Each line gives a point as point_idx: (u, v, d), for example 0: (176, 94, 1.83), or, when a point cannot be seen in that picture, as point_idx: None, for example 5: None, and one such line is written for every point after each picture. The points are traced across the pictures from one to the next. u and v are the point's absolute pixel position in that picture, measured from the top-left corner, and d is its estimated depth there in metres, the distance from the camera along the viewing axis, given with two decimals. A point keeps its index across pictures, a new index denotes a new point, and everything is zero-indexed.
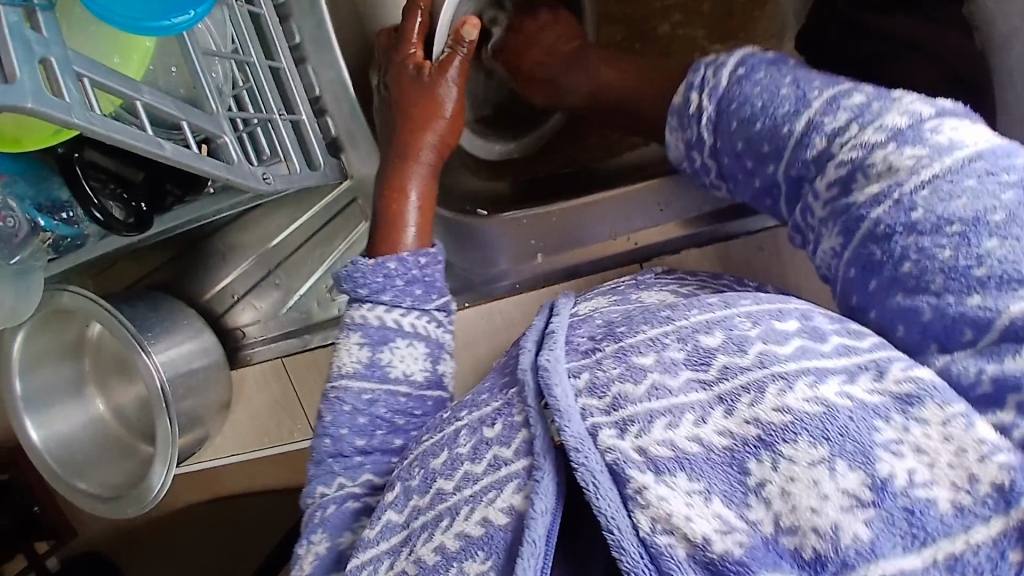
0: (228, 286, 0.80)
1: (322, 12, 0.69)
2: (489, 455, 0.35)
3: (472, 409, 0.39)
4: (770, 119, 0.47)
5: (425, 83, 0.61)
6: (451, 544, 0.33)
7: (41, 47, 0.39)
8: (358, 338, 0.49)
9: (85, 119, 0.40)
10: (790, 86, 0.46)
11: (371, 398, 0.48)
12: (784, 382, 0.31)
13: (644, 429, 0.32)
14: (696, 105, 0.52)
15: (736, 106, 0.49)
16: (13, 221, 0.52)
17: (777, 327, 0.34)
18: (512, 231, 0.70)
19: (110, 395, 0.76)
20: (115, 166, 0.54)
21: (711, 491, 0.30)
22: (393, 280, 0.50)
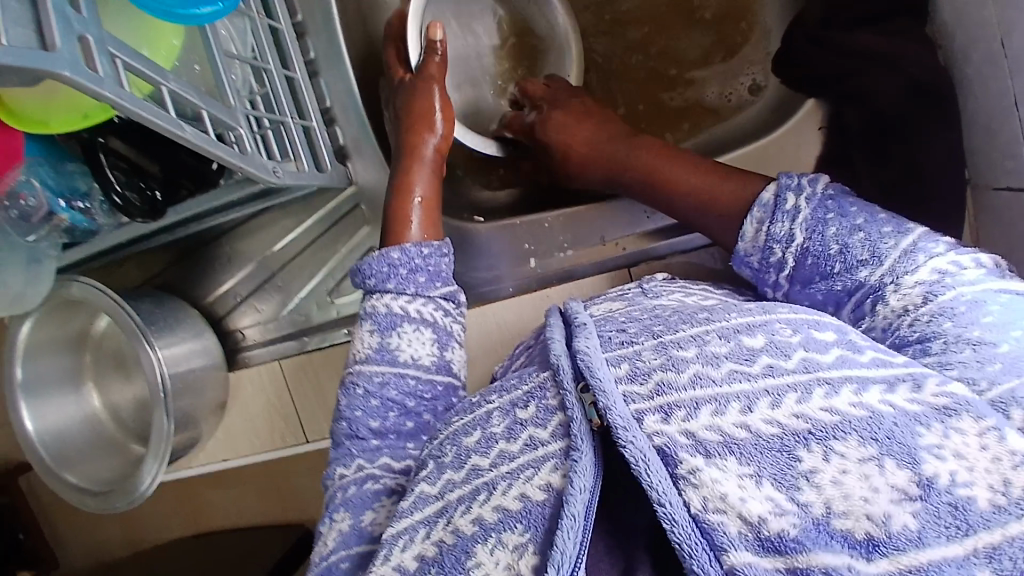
0: (230, 290, 0.79)
1: (336, 29, 0.70)
2: (524, 435, 0.37)
3: (501, 392, 0.41)
4: (849, 257, 0.47)
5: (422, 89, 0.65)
6: (488, 516, 0.34)
7: (80, 25, 0.39)
8: (371, 326, 0.51)
9: (114, 93, 0.40)
10: (866, 228, 0.47)
11: (382, 380, 0.50)
12: (829, 387, 0.33)
13: (690, 415, 0.33)
14: (790, 203, 0.51)
15: (812, 238, 0.49)
16: (34, 200, 0.54)
17: (817, 337, 0.36)
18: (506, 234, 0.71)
19: (105, 392, 0.75)
20: (136, 157, 0.55)
21: (761, 474, 0.31)
22: (397, 270, 0.52)
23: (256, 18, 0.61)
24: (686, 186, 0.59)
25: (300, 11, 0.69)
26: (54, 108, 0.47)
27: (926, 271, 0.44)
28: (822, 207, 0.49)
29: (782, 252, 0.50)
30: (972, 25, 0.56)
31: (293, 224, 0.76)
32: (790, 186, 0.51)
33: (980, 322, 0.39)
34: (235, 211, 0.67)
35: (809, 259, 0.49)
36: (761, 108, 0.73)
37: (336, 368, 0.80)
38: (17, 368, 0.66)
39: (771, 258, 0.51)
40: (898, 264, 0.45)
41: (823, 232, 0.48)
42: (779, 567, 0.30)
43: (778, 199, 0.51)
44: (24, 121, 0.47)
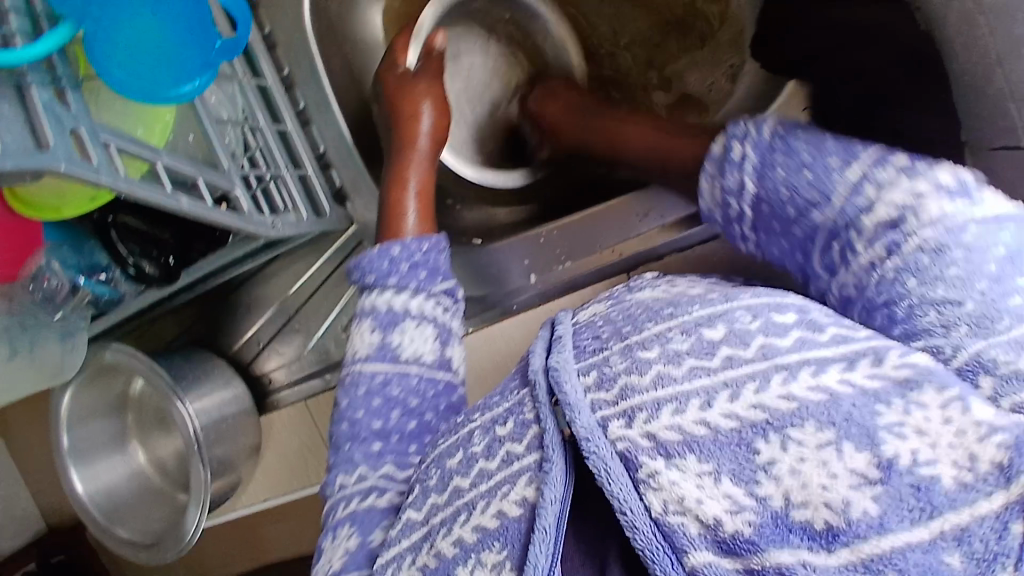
0: (253, 336, 0.83)
1: (321, 77, 0.72)
2: (501, 452, 0.39)
3: (484, 410, 0.43)
4: (800, 197, 0.48)
5: (424, 82, 0.68)
6: (468, 537, 0.37)
7: (71, 119, 0.43)
8: (370, 324, 0.53)
9: (113, 178, 0.44)
10: (811, 170, 0.48)
11: (384, 379, 0.52)
12: (786, 373, 0.34)
13: (652, 416, 0.35)
14: (739, 153, 0.52)
15: (764, 185, 0.50)
16: (56, 280, 0.59)
17: (777, 319, 0.36)
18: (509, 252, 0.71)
19: (148, 446, 0.80)
20: (145, 227, 0.59)
21: (720, 471, 0.32)
22: (398, 264, 0.55)
23: (244, 79, 0.65)
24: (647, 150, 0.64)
25: (285, 64, 0.71)
26: (68, 195, 0.51)
27: (885, 213, 0.44)
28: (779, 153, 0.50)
29: (738, 204, 0.53)
30: None
31: (304, 266, 0.79)
32: (736, 136, 0.53)
33: (945, 278, 0.39)
34: (247, 264, 0.70)
35: (770, 205, 0.50)
36: (745, 100, 0.73)
37: None
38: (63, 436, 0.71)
39: (731, 212, 0.54)
40: (847, 201, 0.46)
41: (772, 177, 0.50)
42: (738, 568, 0.31)
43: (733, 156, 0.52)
44: (38, 207, 0.52)
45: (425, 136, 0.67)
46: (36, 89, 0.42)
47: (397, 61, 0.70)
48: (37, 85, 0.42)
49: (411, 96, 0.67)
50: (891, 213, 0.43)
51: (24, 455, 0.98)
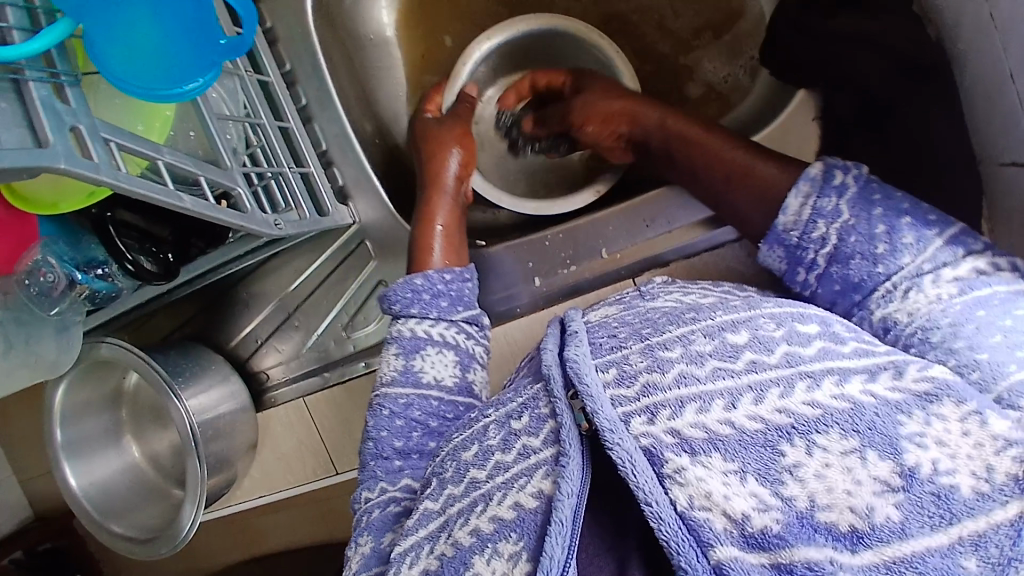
0: (251, 334, 0.82)
1: (324, 74, 0.72)
2: (518, 445, 0.39)
3: (500, 405, 0.44)
4: (892, 239, 0.49)
5: (447, 128, 0.70)
6: (485, 527, 0.36)
7: (71, 117, 0.42)
8: (395, 350, 0.58)
9: (113, 176, 0.43)
10: (907, 215, 0.49)
11: (406, 402, 0.55)
12: (810, 380, 0.34)
13: (675, 413, 0.36)
14: (841, 180, 0.52)
15: (859, 216, 0.50)
16: (52, 275, 0.58)
17: (799, 329, 0.38)
18: (517, 252, 0.71)
19: (142, 443, 0.79)
20: (145, 224, 0.58)
21: (746, 471, 0.33)
22: (420, 294, 0.59)
23: (244, 74, 0.64)
24: (721, 164, 0.60)
25: (288, 60, 0.71)
26: (67, 190, 0.51)
27: (966, 268, 0.46)
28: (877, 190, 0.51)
29: (825, 228, 0.51)
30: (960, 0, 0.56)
31: (304, 263, 0.78)
32: (837, 164, 0.53)
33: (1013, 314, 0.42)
34: (246, 260, 0.70)
35: (854, 242, 0.50)
36: (752, 105, 0.73)
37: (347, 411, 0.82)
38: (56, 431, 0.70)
39: (813, 233, 0.52)
40: (938, 253, 0.47)
41: (869, 211, 0.50)
42: (765, 563, 0.31)
43: (837, 179, 0.52)
44: (35, 203, 0.51)
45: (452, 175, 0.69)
46: (31, 85, 0.41)
47: (427, 110, 0.73)
48: (34, 80, 0.41)
49: (439, 138, 0.69)
50: (972, 267, 0.46)
51: (15, 445, 0.97)
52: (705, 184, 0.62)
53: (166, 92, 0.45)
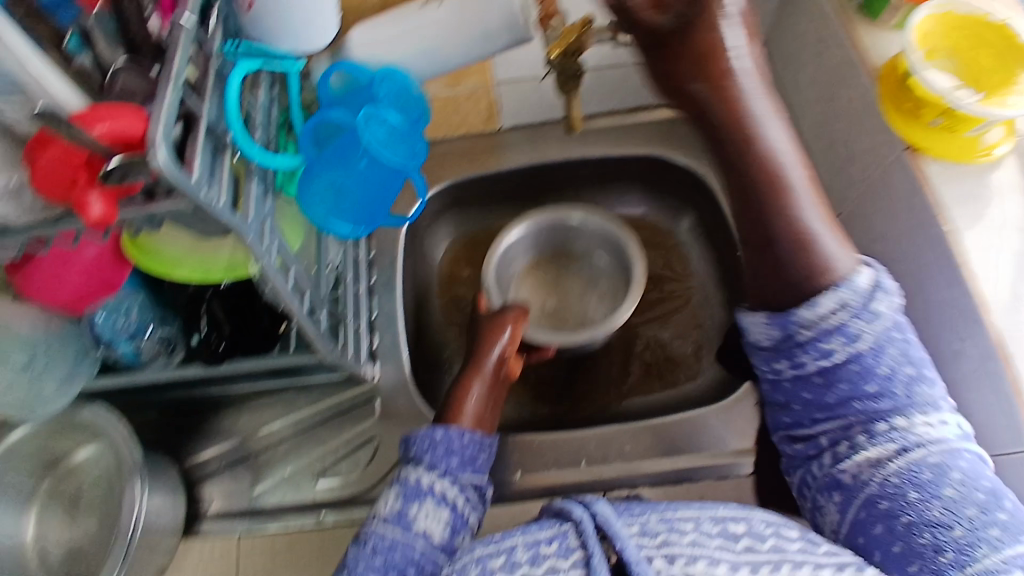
0: (206, 459, 0.83)
1: (398, 269, 0.89)
2: (547, 564, 0.45)
3: (527, 531, 0.49)
4: (885, 381, 0.57)
5: (500, 319, 0.80)
6: None
7: (264, 213, 0.55)
8: (397, 491, 0.62)
9: (269, 263, 0.55)
10: (904, 364, 0.57)
11: (391, 542, 0.58)
12: (791, 563, 0.44)
13: (690, 562, 0.43)
14: (876, 311, 0.57)
15: (872, 350, 0.57)
16: (123, 322, 0.69)
17: (784, 530, 0.47)
18: (525, 449, 0.80)
19: (41, 528, 0.78)
20: (222, 316, 0.73)
21: None
22: (434, 445, 0.64)
23: (346, 246, 0.81)
24: (790, 214, 0.57)
25: (375, 250, 0.90)
26: (187, 261, 0.62)
27: (934, 430, 0.56)
28: (897, 318, 0.58)
29: (838, 346, 0.57)
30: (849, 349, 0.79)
31: (305, 403, 0.85)
32: (884, 288, 0.57)
33: (943, 497, 0.54)
34: (259, 382, 0.79)
35: (842, 361, 0.57)
36: None
37: (292, 562, 0.77)
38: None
39: (824, 346, 0.57)
40: (911, 388, 0.57)
41: (881, 350, 0.57)
42: None
43: (869, 297, 0.57)
44: (156, 261, 0.62)
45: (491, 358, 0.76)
46: (254, 182, 0.54)
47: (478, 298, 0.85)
48: (255, 181, 0.55)
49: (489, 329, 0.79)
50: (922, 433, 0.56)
51: None
52: (774, 228, 0.58)
53: (328, 221, 0.60)
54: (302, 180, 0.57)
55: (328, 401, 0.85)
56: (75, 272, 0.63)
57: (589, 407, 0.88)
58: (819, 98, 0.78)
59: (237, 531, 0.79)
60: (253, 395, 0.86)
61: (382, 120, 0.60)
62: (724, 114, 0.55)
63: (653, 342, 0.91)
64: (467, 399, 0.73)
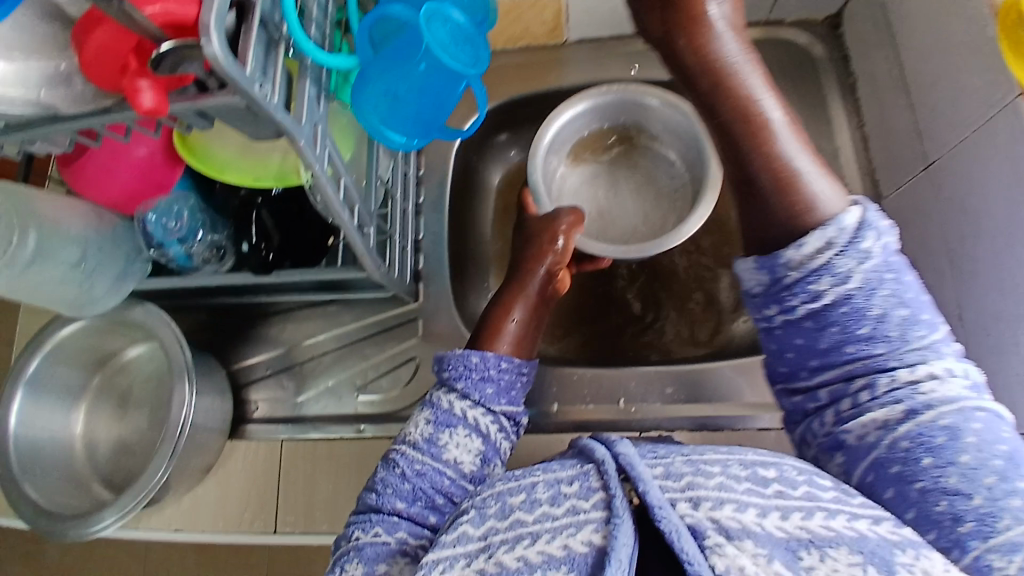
0: (253, 364, 0.86)
1: (446, 188, 0.87)
2: (568, 503, 0.43)
3: (549, 470, 0.48)
4: (880, 325, 0.50)
5: (545, 237, 0.77)
6: (554, 551, 0.41)
7: (317, 118, 0.53)
8: (428, 416, 0.62)
9: (320, 169, 0.53)
10: (903, 308, 0.50)
11: (420, 469, 0.58)
12: (826, 513, 0.40)
13: (715, 505, 0.40)
14: (867, 246, 0.50)
15: (863, 289, 0.50)
16: (177, 225, 0.69)
17: (819, 479, 0.43)
18: (563, 381, 0.80)
19: (90, 423, 0.84)
20: (269, 225, 0.71)
21: (773, 556, 0.38)
22: (470, 372, 0.64)
23: (398, 161, 0.79)
24: (772, 155, 0.52)
25: (425, 167, 0.87)
26: (237, 163, 0.61)
27: (949, 385, 0.49)
28: (891, 253, 0.51)
29: (828, 285, 0.50)
30: None
31: (348, 318, 0.86)
32: (872, 223, 0.50)
33: (959, 461, 0.47)
34: (304, 295, 0.79)
35: (832, 302, 0.50)
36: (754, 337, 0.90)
37: (334, 469, 0.80)
38: (39, 360, 0.78)
39: (813, 287, 0.51)
40: (909, 336, 0.50)
41: (875, 288, 0.50)
42: None
43: (856, 233, 0.50)
44: (208, 163, 0.61)
45: (537, 279, 0.75)
46: (309, 83, 0.52)
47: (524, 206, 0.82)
48: (310, 82, 0.52)
49: (536, 249, 0.76)
50: (932, 384, 0.49)
51: None
52: (750, 169, 0.53)
53: (381, 131, 0.57)
54: (356, 84, 0.55)
55: (373, 318, 0.85)
56: (127, 170, 0.64)
57: (632, 345, 0.86)
58: (918, 31, 0.71)
59: (281, 435, 0.82)
60: (299, 305, 0.87)
61: (446, 16, 0.55)
62: (700, 67, 0.52)
63: (699, 289, 0.88)
64: (508, 322, 0.72)
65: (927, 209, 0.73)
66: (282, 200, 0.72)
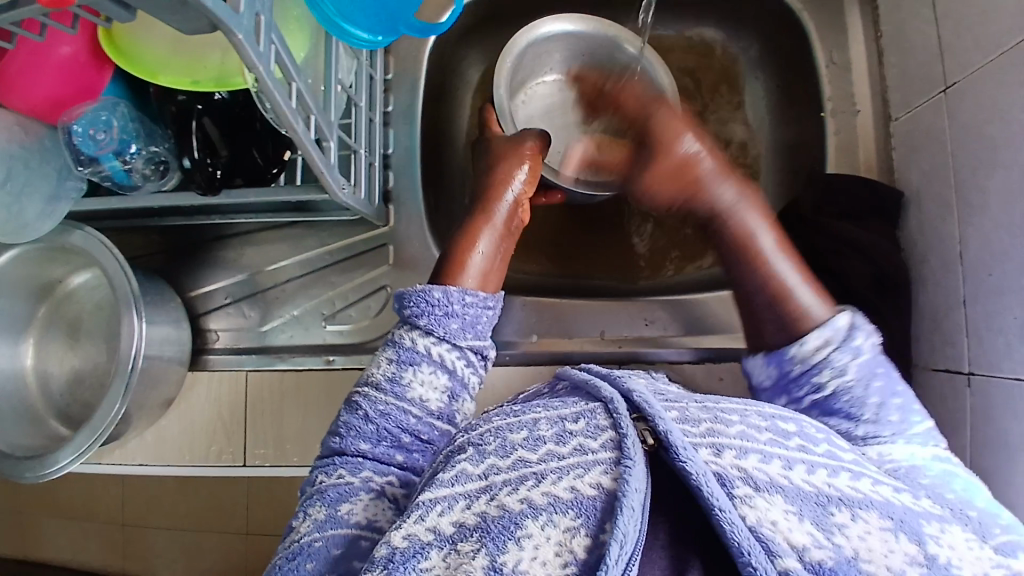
0: (215, 292, 0.80)
1: (417, 96, 0.79)
2: (575, 441, 0.40)
3: (549, 407, 0.44)
4: (880, 412, 0.52)
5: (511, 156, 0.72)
6: (562, 493, 0.37)
7: (260, 6, 0.44)
8: (391, 355, 0.57)
9: (265, 71, 0.45)
10: (900, 407, 0.52)
11: (385, 409, 0.54)
12: (851, 473, 0.39)
13: (740, 454, 0.38)
14: (859, 344, 0.55)
15: (860, 381, 0.53)
16: (105, 137, 0.61)
17: (839, 440, 0.42)
18: (539, 310, 0.77)
19: (40, 353, 0.78)
20: (216, 135, 0.62)
21: (802, 513, 0.35)
22: (433, 308, 0.58)
23: (362, 63, 0.70)
24: (767, 273, 0.62)
25: (393, 71, 0.79)
26: (173, 65, 0.53)
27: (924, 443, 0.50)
28: (880, 360, 0.55)
29: (829, 375, 0.54)
30: (933, 236, 0.68)
31: (313, 242, 0.79)
32: (863, 327, 0.56)
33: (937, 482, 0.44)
34: (263, 217, 0.72)
35: (832, 391, 0.54)
36: None
37: (305, 402, 0.76)
38: None
39: (814, 376, 0.55)
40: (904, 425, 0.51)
41: (870, 379, 0.54)
42: None
43: (849, 334, 0.55)
44: (138, 65, 0.53)
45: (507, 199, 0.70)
46: None
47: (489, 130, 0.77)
48: None
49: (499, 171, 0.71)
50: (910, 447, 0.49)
51: None
52: (751, 284, 0.63)
53: (339, 28, 0.49)
54: None
55: (339, 244, 0.79)
56: (51, 71, 0.55)
57: (612, 271, 0.83)
58: None
59: (245, 366, 0.78)
60: (259, 228, 0.80)
61: None
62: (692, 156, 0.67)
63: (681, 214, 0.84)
64: (473, 251, 0.66)
65: (940, 135, 0.67)
66: (227, 105, 0.63)
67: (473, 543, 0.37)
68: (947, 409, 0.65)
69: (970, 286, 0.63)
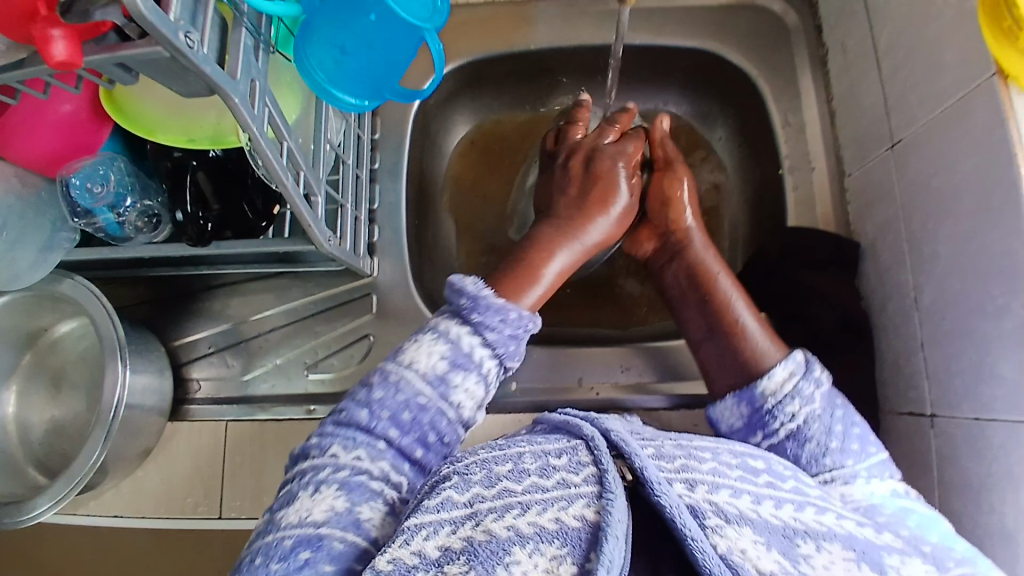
0: (199, 340, 0.81)
1: (404, 153, 0.83)
2: (558, 476, 0.41)
3: (530, 443, 0.46)
4: (843, 441, 0.56)
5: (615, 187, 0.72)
6: (547, 524, 0.38)
7: (255, 72, 0.48)
8: (444, 351, 0.55)
9: (259, 131, 0.48)
10: (858, 435, 0.57)
11: (425, 402, 0.53)
12: (816, 507, 0.40)
13: (712, 489, 0.39)
14: (821, 376, 0.59)
15: (825, 411, 0.57)
16: (102, 190, 0.65)
17: (805, 477, 0.45)
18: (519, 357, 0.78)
19: (22, 402, 0.78)
20: (209, 190, 0.65)
21: (770, 543, 0.37)
22: (503, 328, 0.56)
23: (349, 125, 0.74)
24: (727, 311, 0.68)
25: (380, 130, 0.83)
26: (171, 122, 0.56)
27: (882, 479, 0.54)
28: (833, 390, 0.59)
29: (797, 406, 0.57)
30: (891, 287, 0.72)
31: (297, 292, 0.81)
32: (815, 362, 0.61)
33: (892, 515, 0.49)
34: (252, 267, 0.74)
35: (796, 425, 0.57)
36: None
37: (285, 450, 0.77)
38: None
39: (784, 408, 0.58)
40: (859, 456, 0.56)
41: (833, 410, 0.58)
42: None
43: (807, 368, 0.59)
44: (138, 123, 0.56)
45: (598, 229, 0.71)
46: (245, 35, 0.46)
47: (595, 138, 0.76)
48: (247, 32, 0.47)
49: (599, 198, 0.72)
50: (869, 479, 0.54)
51: None
52: (714, 325, 0.68)
53: (326, 91, 0.53)
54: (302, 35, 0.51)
55: (323, 293, 0.81)
56: (48, 128, 0.57)
57: (587, 322, 0.86)
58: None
59: (226, 416, 0.78)
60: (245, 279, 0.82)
61: None
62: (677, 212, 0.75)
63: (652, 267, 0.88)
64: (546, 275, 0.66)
65: (892, 193, 0.72)
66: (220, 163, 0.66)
67: (460, 565, 0.37)
68: (915, 452, 0.67)
69: (926, 333, 0.66)
